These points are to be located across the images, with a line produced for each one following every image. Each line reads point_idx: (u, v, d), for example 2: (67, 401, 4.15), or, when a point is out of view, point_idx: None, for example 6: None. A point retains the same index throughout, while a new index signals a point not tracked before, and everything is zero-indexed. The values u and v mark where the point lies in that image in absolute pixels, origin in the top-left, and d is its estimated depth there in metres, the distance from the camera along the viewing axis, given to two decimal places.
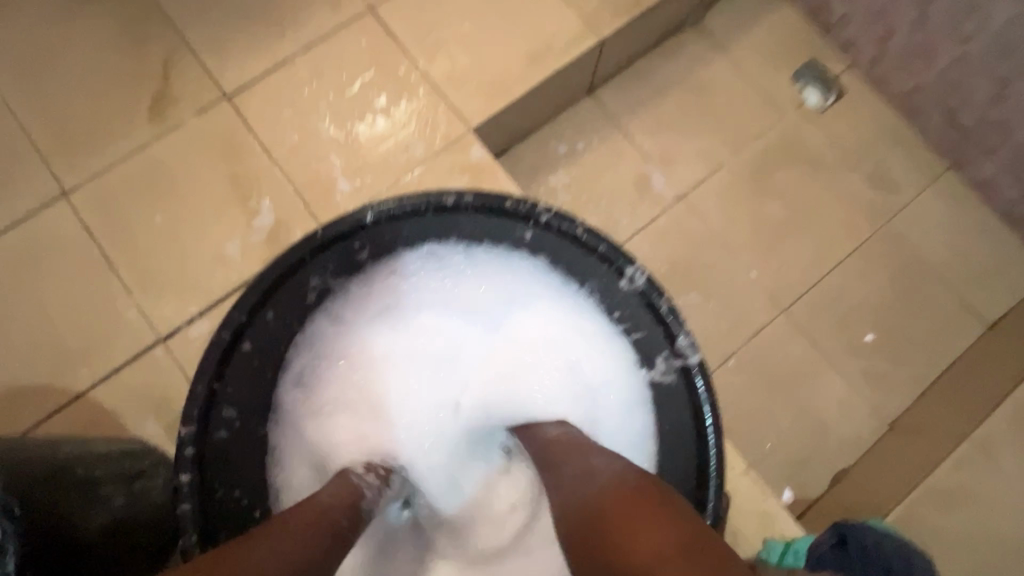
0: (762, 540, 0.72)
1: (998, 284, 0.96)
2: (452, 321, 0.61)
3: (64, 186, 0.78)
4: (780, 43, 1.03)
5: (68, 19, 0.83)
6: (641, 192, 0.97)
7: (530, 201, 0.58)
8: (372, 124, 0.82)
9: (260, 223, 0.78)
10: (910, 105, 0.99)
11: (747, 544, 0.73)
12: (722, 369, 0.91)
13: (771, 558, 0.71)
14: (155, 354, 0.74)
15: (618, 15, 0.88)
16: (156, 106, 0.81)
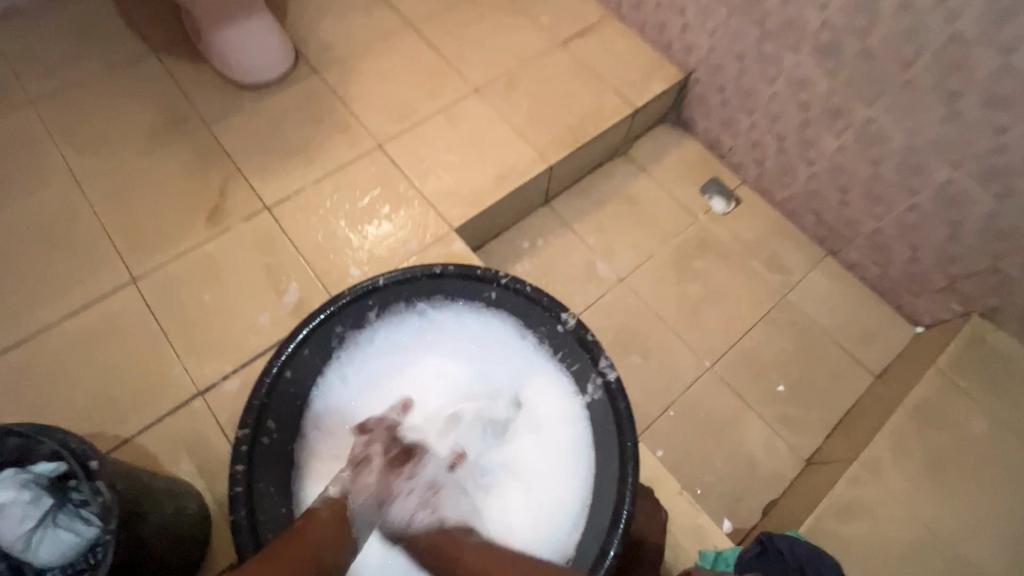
0: (698, 549, 0.87)
1: (878, 342, 1.19)
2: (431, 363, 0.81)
3: (134, 274, 1.00)
4: (689, 165, 1.36)
5: (151, 153, 1.10)
6: (589, 276, 1.22)
7: (495, 270, 0.79)
8: (378, 226, 1.08)
9: (288, 300, 1.00)
10: (790, 208, 1.29)
11: (686, 554, 0.88)
12: (663, 417, 1.10)
13: (706, 564, 0.84)
14: (193, 405, 0.90)
15: (562, 149, 1.19)
16: (211, 215, 1.06)
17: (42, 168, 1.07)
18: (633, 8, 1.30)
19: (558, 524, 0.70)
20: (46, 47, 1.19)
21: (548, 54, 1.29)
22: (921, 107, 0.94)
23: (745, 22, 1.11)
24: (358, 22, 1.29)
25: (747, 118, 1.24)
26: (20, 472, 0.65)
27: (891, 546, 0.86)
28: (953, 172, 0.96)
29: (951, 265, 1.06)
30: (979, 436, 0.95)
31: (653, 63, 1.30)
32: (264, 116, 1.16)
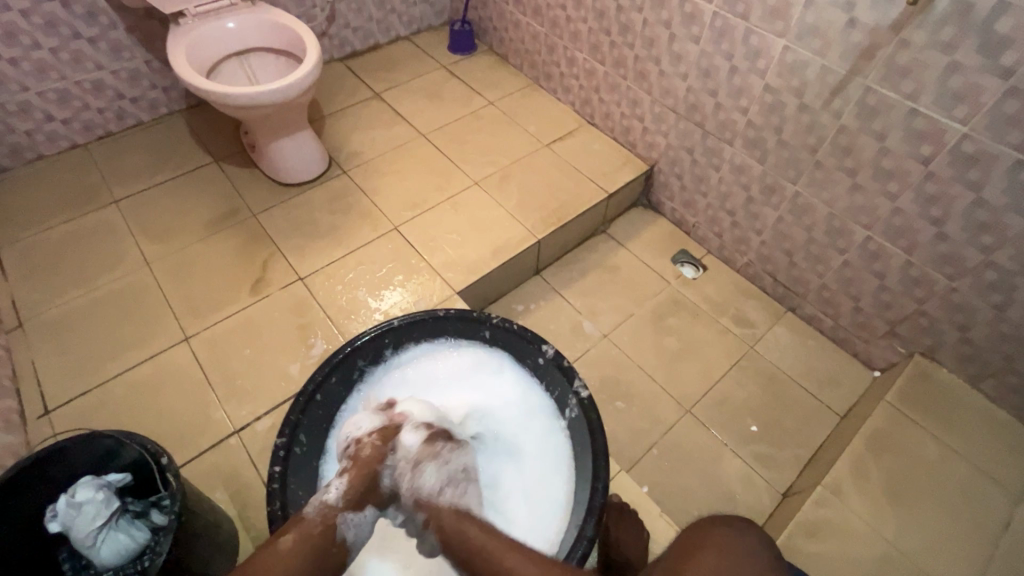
0: None
1: (841, 386, 1.31)
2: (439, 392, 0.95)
3: (186, 334, 1.18)
4: (661, 239, 1.58)
5: (209, 238, 1.34)
6: (576, 334, 1.39)
7: (487, 312, 0.96)
8: (393, 291, 1.28)
9: (314, 352, 1.17)
10: (750, 272, 1.48)
11: None
12: (647, 456, 1.20)
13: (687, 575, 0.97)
14: (230, 442, 1.04)
15: (548, 226, 1.42)
16: (255, 285, 1.27)
17: (118, 251, 1.31)
18: (603, 118, 1.61)
19: (545, 521, 0.83)
20: (131, 160, 1.49)
21: (535, 154, 1.57)
22: (832, 182, 1.17)
23: (689, 124, 1.39)
24: (382, 135, 1.60)
25: (703, 198, 1.47)
26: (96, 478, 0.78)
27: (856, 560, 0.94)
28: (868, 232, 1.16)
29: (887, 312, 1.22)
30: (929, 460, 1.06)
31: (622, 158, 1.58)
32: (302, 207, 1.42)
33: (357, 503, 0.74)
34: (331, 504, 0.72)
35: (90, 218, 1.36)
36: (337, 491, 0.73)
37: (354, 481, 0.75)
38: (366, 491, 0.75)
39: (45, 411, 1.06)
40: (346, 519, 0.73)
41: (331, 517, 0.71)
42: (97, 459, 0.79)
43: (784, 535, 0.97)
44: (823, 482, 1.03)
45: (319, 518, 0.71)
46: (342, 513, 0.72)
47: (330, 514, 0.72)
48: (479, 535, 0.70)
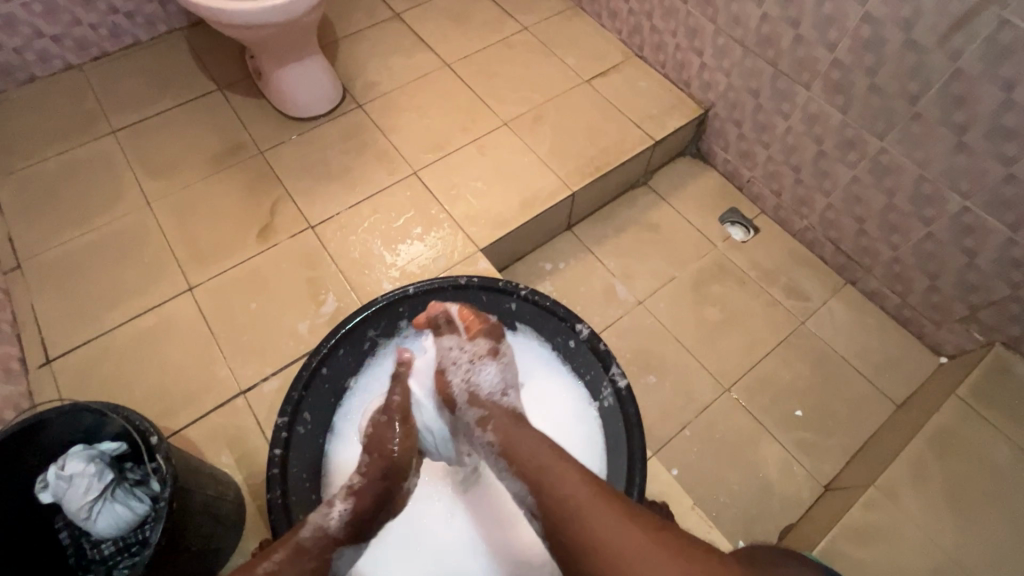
0: None
1: (900, 372, 1.18)
2: None
3: (190, 283, 1.10)
4: (709, 195, 1.40)
5: (212, 177, 1.23)
6: (609, 299, 1.27)
7: (516, 283, 0.86)
8: (411, 244, 1.17)
9: (325, 309, 1.09)
10: (809, 238, 1.31)
11: None
12: (679, 437, 1.12)
13: None
14: (236, 403, 0.98)
15: (584, 177, 1.27)
16: (263, 232, 1.17)
17: (117, 189, 1.21)
18: (654, 50, 1.40)
19: None
20: (128, 85, 1.35)
21: (573, 91, 1.38)
22: (930, 139, 0.98)
23: (759, 62, 1.18)
24: (401, 63, 1.42)
25: (764, 150, 1.29)
26: (88, 448, 0.74)
27: (908, 569, 0.85)
28: (966, 202, 0.99)
29: (971, 294, 1.07)
30: (1000, 465, 0.94)
31: (672, 99, 1.38)
32: (313, 145, 1.28)
33: (357, 535, 0.66)
34: (332, 533, 0.63)
35: (86, 151, 1.25)
36: (338, 518, 0.64)
37: (358, 508, 0.66)
38: (371, 522, 0.67)
39: (46, 360, 1.01)
40: (341, 555, 0.64)
41: (327, 550, 0.62)
42: (87, 430, 0.74)
43: (825, 539, 0.88)
44: (875, 483, 0.92)
45: (313, 551, 0.61)
46: (339, 547, 0.63)
47: (328, 543, 0.62)
48: (550, 457, 0.61)
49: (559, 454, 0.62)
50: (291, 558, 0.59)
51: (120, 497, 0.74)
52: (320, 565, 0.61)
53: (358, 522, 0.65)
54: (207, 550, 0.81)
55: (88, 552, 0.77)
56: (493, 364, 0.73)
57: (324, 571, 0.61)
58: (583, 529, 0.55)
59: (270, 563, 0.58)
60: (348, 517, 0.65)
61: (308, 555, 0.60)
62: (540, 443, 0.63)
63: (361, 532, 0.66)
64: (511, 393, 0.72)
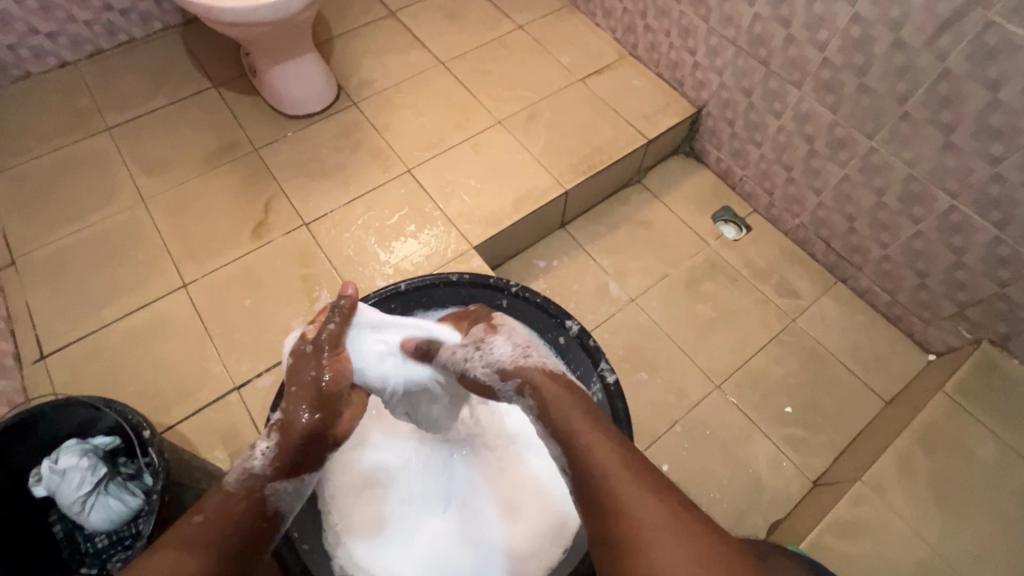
0: None
1: (889, 369, 1.20)
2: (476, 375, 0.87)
3: (185, 280, 1.11)
4: (702, 194, 1.41)
5: (207, 174, 1.23)
6: (602, 296, 1.28)
7: (507, 279, 0.88)
8: (405, 242, 1.17)
9: (319, 306, 1.09)
10: (800, 236, 1.32)
11: None
12: (670, 433, 1.13)
13: None
14: (230, 399, 0.99)
15: (578, 175, 1.27)
16: (257, 229, 1.17)
17: (112, 186, 1.21)
18: (647, 49, 1.40)
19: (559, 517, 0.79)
20: (123, 82, 1.35)
21: (567, 90, 1.39)
22: (918, 139, 0.99)
23: (751, 61, 1.19)
24: (396, 62, 1.42)
25: (756, 149, 1.29)
26: (82, 442, 0.74)
27: (893, 563, 0.86)
28: (953, 201, 1.00)
29: (959, 292, 1.08)
30: (986, 461, 0.95)
31: (666, 98, 1.38)
32: (308, 143, 1.29)
33: (288, 470, 0.65)
34: (257, 473, 0.63)
35: (81, 147, 1.25)
36: (263, 458, 0.64)
37: (283, 443, 0.65)
38: (301, 457, 0.66)
39: (41, 356, 1.01)
40: (276, 490, 0.63)
41: (257, 486, 0.62)
42: (81, 423, 0.75)
43: (813, 533, 0.89)
44: (863, 478, 0.93)
45: (240, 490, 0.61)
46: (269, 482, 0.63)
47: (255, 482, 0.62)
48: (584, 425, 0.58)
49: (598, 426, 0.58)
50: (219, 500, 0.60)
51: (114, 490, 0.74)
52: (252, 502, 0.61)
53: (286, 456, 0.65)
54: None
55: (81, 545, 0.77)
56: (499, 335, 0.68)
57: (257, 507, 0.61)
58: (614, 500, 0.52)
59: (196, 517, 0.58)
60: (273, 454, 0.65)
61: (233, 496, 0.60)
62: (576, 411, 0.59)
63: (291, 468, 0.65)
64: (534, 352, 0.66)
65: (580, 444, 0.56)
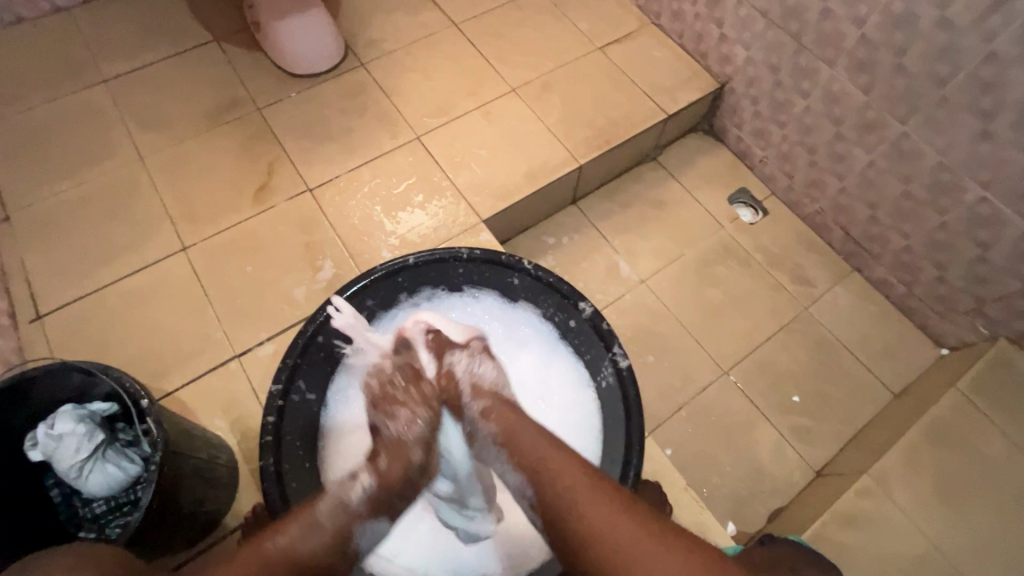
0: (698, 545, 0.94)
1: (900, 361, 1.18)
2: (495, 345, 0.83)
3: (185, 243, 1.07)
4: (720, 174, 1.37)
5: (207, 134, 1.18)
6: (612, 276, 1.25)
7: (519, 257, 0.84)
8: (411, 213, 1.13)
9: (322, 276, 1.06)
10: (817, 222, 1.29)
11: None
12: (674, 418, 1.12)
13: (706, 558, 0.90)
14: (230, 366, 0.97)
15: (593, 150, 1.23)
16: (260, 193, 1.13)
17: (108, 142, 1.16)
18: (671, 18, 1.33)
19: None
20: (119, 32, 1.29)
21: (586, 58, 1.33)
22: (954, 125, 0.95)
23: (782, 35, 1.13)
24: (406, 21, 1.35)
25: (779, 129, 1.24)
26: (78, 408, 0.73)
27: (893, 557, 0.85)
28: (984, 193, 0.96)
29: (980, 287, 1.05)
30: (993, 459, 0.94)
31: (688, 72, 1.32)
32: (313, 104, 1.23)
33: (376, 512, 0.66)
34: (352, 508, 0.64)
35: (77, 100, 1.20)
36: (361, 492, 0.65)
37: (382, 486, 0.67)
38: (391, 498, 0.68)
39: (36, 316, 0.99)
40: (362, 530, 0.65)
41: (347, 523, 0.63)
42: (77, 388, 0.74)
43: (815, 523, 0.89)
44: (868, 471, 0.92)
45: (333, 523, 0.62)
46: (360, 519, 0.64)
47: (347, 517, 0.63)
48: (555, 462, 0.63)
49: (557, 451, 0.64)
50: (306, 527, 0.60)
51: (111, 457, 0.73)
52: (341, 535, 0.62)
53: (381, 497, 0.67)
54: (200, 514, 0.81)
55: (80, 510, 0.77)
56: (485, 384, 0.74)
57: (343, 539, 0.63)
58: (587, 529, 0.57)
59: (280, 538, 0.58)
60: (370, 494, 0.66)
61: (328, 530, 0.61)
62: (542, 465, 0.63)
63: (380, 507, 0.67)
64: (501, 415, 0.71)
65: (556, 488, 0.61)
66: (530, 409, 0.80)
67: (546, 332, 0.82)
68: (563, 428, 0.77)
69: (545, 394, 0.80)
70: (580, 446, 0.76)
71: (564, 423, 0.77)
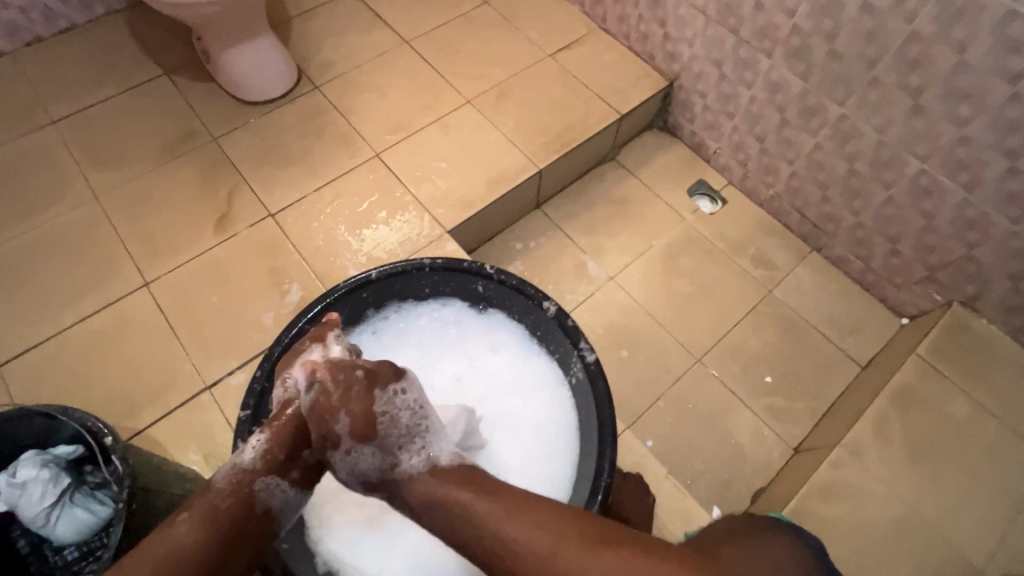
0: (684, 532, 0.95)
1: (864, 334, 1.22)
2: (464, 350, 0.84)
3: (146, 279, 1.06)
4: (678, 168, 1.40)
5: (164, 167, 1.17)
6: (580, 276, 1.27)
7: (480, 263, 0.85)
8: (376, 229, 1.14)
9: (290, 299, 1.06)
10: (774, 207, 1.32)
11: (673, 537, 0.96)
12: (653, 409, 1.14)
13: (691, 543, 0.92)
14: (201, 399, 0.96)
15: (551, 154, 1.25)
16: (221, 222, 1.12)
17: (60, 183, 1.14)
18: (617, 21, 1.37)
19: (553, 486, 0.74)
20: (66, 73, 1.27)
21: (538, 66, 1.35)
22: (888, 104, 0.99)
23: (721, 30, 1.17)
24: (358, 42, 1.37)
25: (729, 120, 1.28)
26: (42, 454, 0.72)
27: (871, 524, 0.88)
28: (923, 164, 1.00)
29: (930, 256, 1.09)
30: (959, 419, 0.97)
31: (637, 72, 1.36)
32: (270, 130, 1.23)
33: (281, 467, 0.63)
34: (246, 468, 0.62)
35: (25, 143, 1.18)
36: (253, 452, 0.62)
37: (275, 439, 0.63)
38: (295, 445, 0.64)
39: None
40: (266, 486, 0.62)
41: (245, 483, 0.61)
42: (39, 435, 0.73)
43: (794, 499, 0.90)
44: (841, 443, 0.95)
45: (229, 486, 0.61)
46: (258, 478, 0.61)
47: (243, 478, 0.61)
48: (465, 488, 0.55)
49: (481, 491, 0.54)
50: (201, 505, 0.59)
51: (79, 501, 0.72)
52: (239, 495, 0.60)
53: (278, 452, 0.63)
54: None
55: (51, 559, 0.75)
56: (370, 431, 0.60)
57: (244, 503, 0.61)
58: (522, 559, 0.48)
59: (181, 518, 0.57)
60: (264, 449, 0.63)
61: (218, 499, 0.60)
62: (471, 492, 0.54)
63: (281, 462, 0.63)
64: (415, 447, 0.60)
65: (474, 516, 0.52)
66: (501, 413, 0.81)
67: (515, 336, 0.84)
68: (538, 429, 0.79)
69: (518, 398, 0.81)
70: (555, 447, 0.77)
71: (538, 423, 0.79)
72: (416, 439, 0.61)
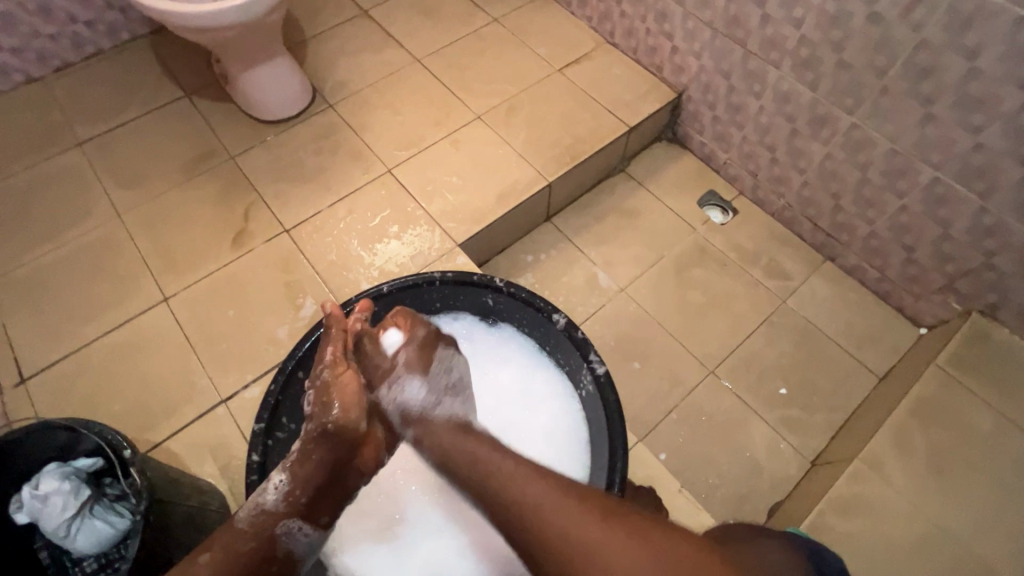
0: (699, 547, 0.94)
1: (882, 344, 1.19)
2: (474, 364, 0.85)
3: (165, 294, 1.09)
4: (688, 179, 1.40)
5: (183, 185, 1.21)
6: (591, 287, 1.27)
7: (489, 275, 0.85)
8: (388, 243, 1.16)
9: (304, 313, 1.08)
10: (786, 217, 1.32)
11: None
12: (666, 422, 1.13)
13: None
14: (218, 412, 0.97)
15: (560, 166, 1.26)
16: (237, 238, 1.15)
17: (86, 202, 1.18)
18: (625, 35, 1.39)
19: None
20: (92, 96, 1.32)
21: (547, 81, 1.37)
22: (899, 112, 0.99)
23: (728, 43, 1.18)
24: (371, 61, 1.40)
25: (739, 131, 1.28)
26: (64, 466, 0.73)
27: (892, 540, 0.85)
28: (937, 173, 0.99)
29: (947, 265, 1.08)
30: (982, 431, 0.95)
31: (645, 85, 1.37)
32: (286, 148, 1.26)
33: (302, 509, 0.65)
34: (270, 510, 0.63)
35: (51, 164, 1.23)
36: (276, 493, 0.64)
37: (297, 481, 0.65)
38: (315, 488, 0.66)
39: (21, 380, 0.99)
40: (289, 529, 0.64)
41: (269, 525, 0.63)
42: (62, 447, 0.74)
43: (812, 514, 0.88)
44: (860, 456, 0.93)
45: (251, 528, 0.62)
46: (282, 520, 0.63)
47: (266, 520, 0.63)
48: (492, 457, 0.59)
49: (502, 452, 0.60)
50: (230, 542, 0.61)
51: (99, 513, 0.73)
52: (263, 538, 0.62)
53: (300, 493, 0.65)
54: None
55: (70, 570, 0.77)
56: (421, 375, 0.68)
57: (267, 545, 0.63)
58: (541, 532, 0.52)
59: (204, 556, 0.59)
60: (287, 491, 0.65)
61: (239, 540, 0.61)
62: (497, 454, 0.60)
63: (303, 504, 0.65)
64: (458, 400, 0.68)
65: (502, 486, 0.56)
66: (512, 427, 0.81)
67: (524, 349, 0.85)
68: (550, 443, 0.78)
69: (527, 411, 0.81)
70: (566, 460, 0.76)
71: (549, 437, 0.79)
72: (460, 393, 0.69)
